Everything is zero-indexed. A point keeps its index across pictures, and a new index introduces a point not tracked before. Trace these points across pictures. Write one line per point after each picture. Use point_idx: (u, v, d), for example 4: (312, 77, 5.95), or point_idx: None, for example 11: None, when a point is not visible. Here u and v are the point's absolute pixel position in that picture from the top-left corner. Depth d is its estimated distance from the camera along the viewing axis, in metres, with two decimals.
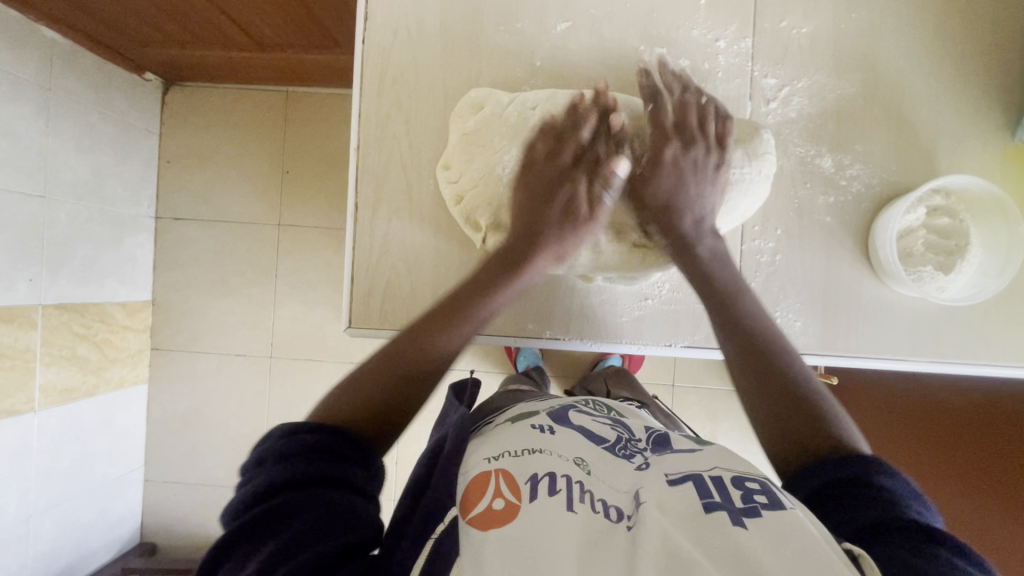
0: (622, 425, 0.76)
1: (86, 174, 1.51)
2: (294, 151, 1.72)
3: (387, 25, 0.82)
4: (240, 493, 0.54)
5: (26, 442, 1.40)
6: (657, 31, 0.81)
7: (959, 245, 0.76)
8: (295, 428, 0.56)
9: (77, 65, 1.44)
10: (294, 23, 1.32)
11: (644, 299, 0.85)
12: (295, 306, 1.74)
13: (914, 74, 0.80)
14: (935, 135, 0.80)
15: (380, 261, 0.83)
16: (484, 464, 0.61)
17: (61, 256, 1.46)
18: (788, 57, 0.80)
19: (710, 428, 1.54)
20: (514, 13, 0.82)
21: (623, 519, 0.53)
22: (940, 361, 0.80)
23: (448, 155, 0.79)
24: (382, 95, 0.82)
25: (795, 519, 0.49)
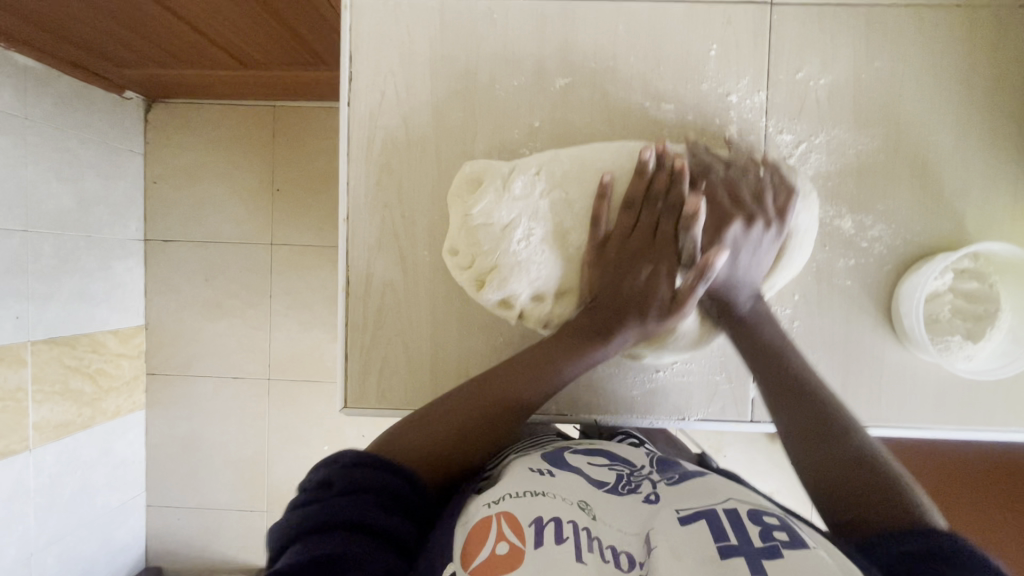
0: (621, 462, 0.71)
1: (70, 203, 1.46)
2: (285, 170, 1.66)
3: (375, 84, 0.77)
4: (293, 510, 0.53)
5: (23, 481, 1.38)
6: (666, 84, 0.76)
7: (988, 310, 0.73)
8: (366, 458, 0.57)
9: (51, 90, 1.38)
10: (277, 40, 1.26)
11: (655, 372, 0.81)
12: (293, 329, 1.70)
13: (939, 127, 0.76)
14: (959, 191, 0.76)
15: (375, 337, 0.79)
16: (484, 511, 0.56)
17: (48, 290, 1.42)
18: (805, 112, 0.76)
19: (717, 439, 1.60)
20: (513, 65, 0.77)
21: (635, 567, 0.49)
22: (965, 428, 0.77)
23: (452, 239, 0.74)
24: (371, 160, 0.78)
25: (818, 558, 0.46)
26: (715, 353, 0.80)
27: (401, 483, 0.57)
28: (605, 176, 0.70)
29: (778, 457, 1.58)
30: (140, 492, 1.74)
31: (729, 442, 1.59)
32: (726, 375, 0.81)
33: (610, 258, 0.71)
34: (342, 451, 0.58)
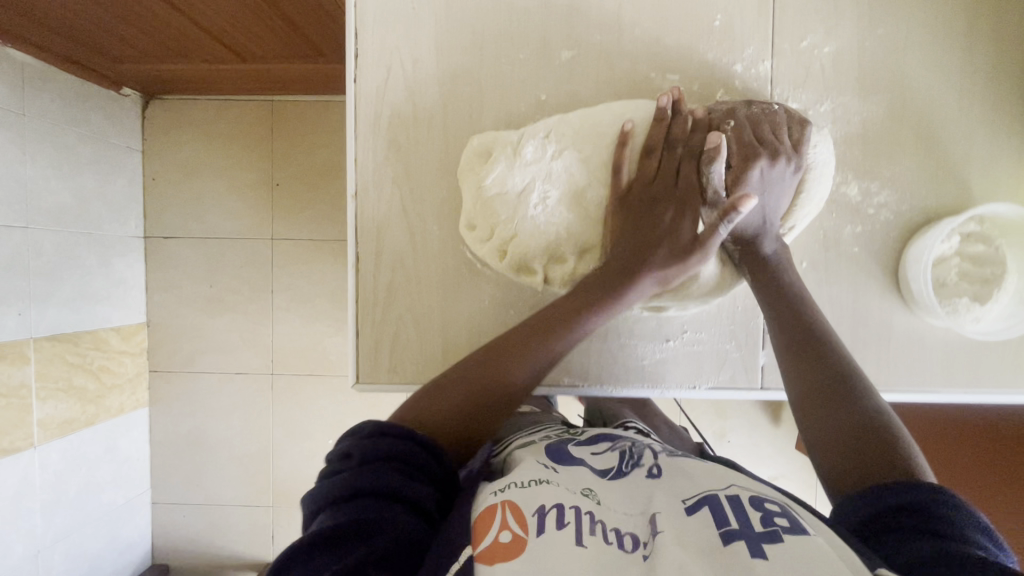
0: (622, 444, 0.73)
1: (70, 199, 1.46)
2: (286, 164, 1.66)
3: (380, 61, 0.77)
4: (319, 482, 0.54)
5: (28, 478, 1.38)
6: (670, 56, 0.77)
7: (994, 273, 0.74)
8: (386, 428, 0.57)
9: (48, 86, 1.38)
10: (276, 32, 1.26)
11: (666, 341, 0.82)
12: (296, 322, 1.70)
13: (942, 93, 0.76)
14: (964, 158, 0.76)
15: (386, 312, 0.79)
16: (489, 497, 0.55)
17: (49, 287, 1.42)
18: (809, 80, 0.76)
19: (720, 425, 1.61)
20: (517, 40, 0.77)
21: (639, 548, 0.49)
22: (973, 391, 0.77)
23: (469, 213, 0.76)
24: (378, 136, 0.78)
25: (814, 543, 0.46)
26: (725, 320, 0.81)
27: (422, 449, 0.57)
28: (626, 124, 0.72)
29: (780, 441, 1.59)
30: (145, 490, 1.74)
31: (733, 427, 1.61)
32: (735, 343, 0.81)
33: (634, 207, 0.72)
34: (362, 422, 0.58)
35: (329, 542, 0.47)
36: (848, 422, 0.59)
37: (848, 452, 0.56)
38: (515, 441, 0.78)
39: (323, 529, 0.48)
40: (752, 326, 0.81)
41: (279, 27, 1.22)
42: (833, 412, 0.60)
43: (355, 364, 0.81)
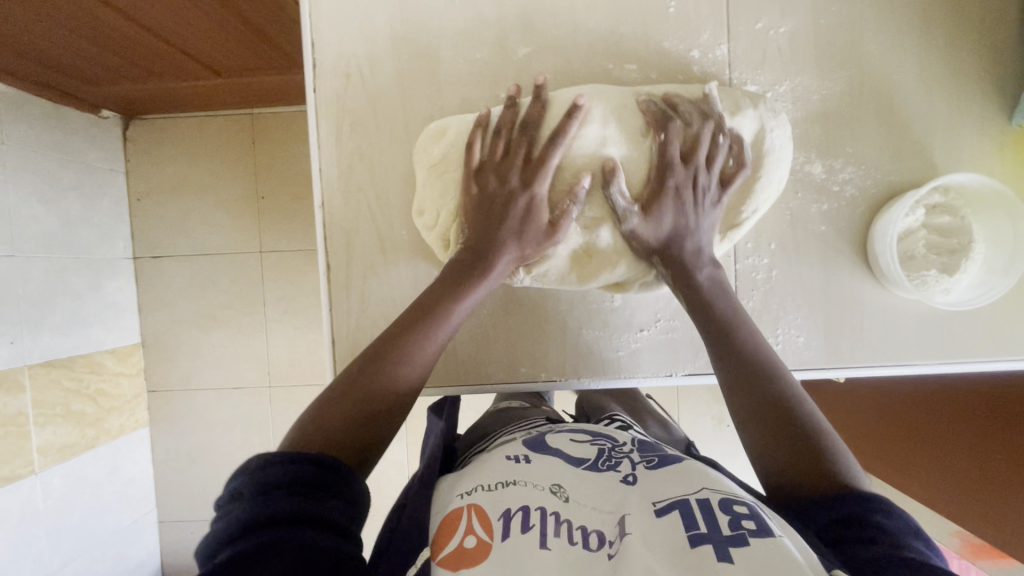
0: (604, 438, 0.77)
1: (54, 226, 1.46)
2: (268, 176, 1.66)
3: (339, 68, 0.77)
4: (214, 526, 0.50)
5: (31, 505, 1.39)
6: (628, 45, 0.77)
7: (961, 243, 0.73)
8: (278, 455, 0.53)
9: (25, 114, 1.37)
10: (248, 46, 1.26)
11: (639, 331, 0.82)
12: (289, 333, 1.71)
13: (901, 66, 0.76)
14: (926, 128, 0.77)
15: (360, 319, 0.80)
16: (457, 501, 0.62)
17: (40, 314, 1.42)
18: (767, 61, 0.76)
19: (718, 410, 1.63)
20: (474, 39, 0.77)
21: (604, 548, 0.53)
22: (948, 361, 0.78)
23: (420, 199, 0.75)
24: (341, 143, 0.78)
25: (780, 545, 0.48)
26: None
27: (325, 467, 0.54)
28: (517, 87, 0.71)
29: None
30: (151, 508, 1.75)
31: None
32: None
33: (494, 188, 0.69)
34: (251, 458, 0.54)
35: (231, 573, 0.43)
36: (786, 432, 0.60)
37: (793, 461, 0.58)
38: (497, 440, 0.82)
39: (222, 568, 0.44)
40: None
41: (249, 40, 1.22)
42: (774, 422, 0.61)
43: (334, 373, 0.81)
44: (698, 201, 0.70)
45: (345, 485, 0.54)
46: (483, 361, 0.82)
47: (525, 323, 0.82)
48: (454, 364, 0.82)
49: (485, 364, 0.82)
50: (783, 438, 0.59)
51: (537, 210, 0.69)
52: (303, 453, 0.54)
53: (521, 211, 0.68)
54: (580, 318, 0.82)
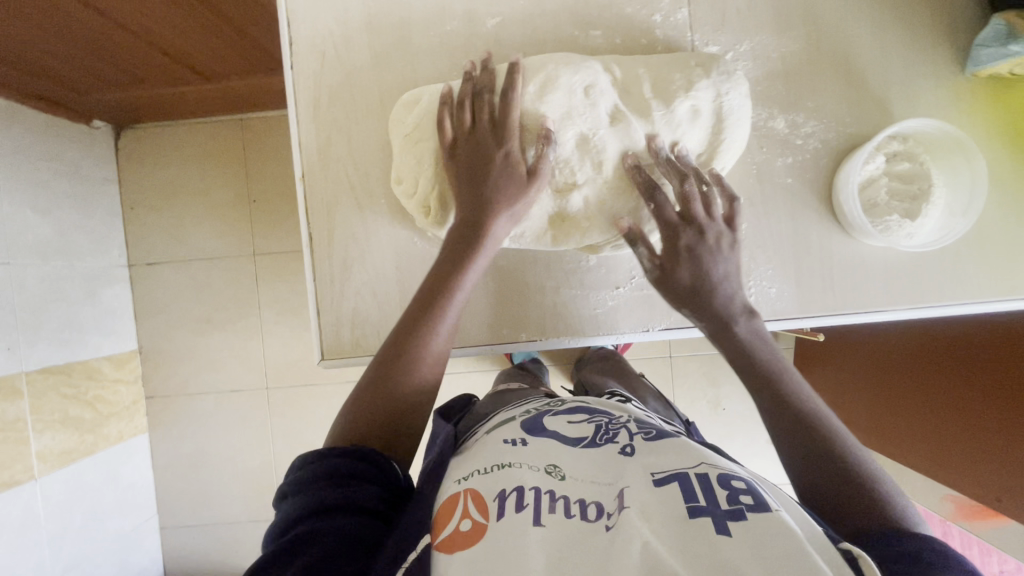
0: (599, 414, 0.76)
1: (50, 233, 1.47)
2: (259, 178, 1.69)
3: (314, 47, 0.80)
4: (274, 515, 0.56)
5: (32, 510, 1.40)
6: (592, 14, 0.79)
7: (921, 189, 0.76)
8: (321, 452, 0.59)
9: (19, 122, 1.39)
10: (235, 48, 1.28)
11: (615, 288, 0.84)
12: (284, 333, 1.72)
13: (857, 23, 0.79)
14: (883, 81, 0.79)
15: (342, 291, 0.81)
16: (454, 488, 0.60)
17: (37, 321, 1.43)
18: (727, 23, 0.79)
19: (714, 394, 1.64)
20: (444, 13, 0.79)
21: (601, 519, 0.53)
22: (917, 306, 0.80)
23: (399, 167, 0.78)
24: (318, 119, 0.80)
25: (779, 520, 0.50)
26: None
27: (360, 459, 0.59)
28: (470, 63, 0.75)
29: None
30: (152, 515, 1.75)
31: (726, 394, 1.64)
32: None
33: (464, 152, 0.72)
34: (299, 456, 0.60)
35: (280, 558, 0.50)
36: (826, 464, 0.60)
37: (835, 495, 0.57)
38: (496, 418, 0.82)
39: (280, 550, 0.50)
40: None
41: (235, 41, 1.24)
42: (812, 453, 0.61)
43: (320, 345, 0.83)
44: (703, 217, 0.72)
45: (378, 470, 0.59)
46: (464, 326, 0.83)
47: (503, 287, 0.83)
48: None
49: (466, 328, 0.83)
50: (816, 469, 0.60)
51: (515, 170, 0.71)
52: (336, 449, 0.60)
53: (500, 165, 0.71)
54: (555, 278, 0.84)
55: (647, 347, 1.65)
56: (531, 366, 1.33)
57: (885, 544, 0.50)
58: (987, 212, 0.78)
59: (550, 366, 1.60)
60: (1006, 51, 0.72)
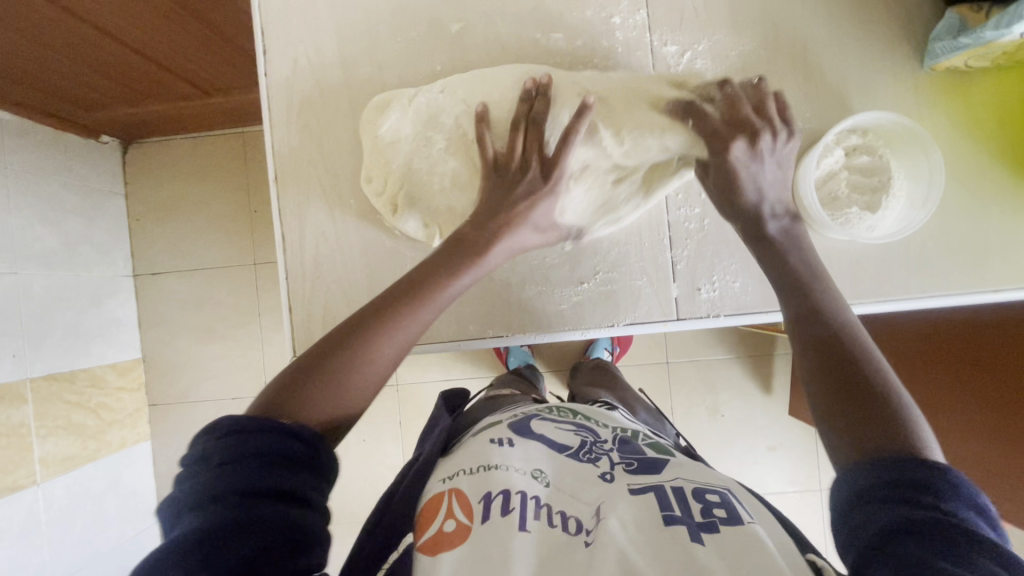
0: (586, 429, 0.73)
1: (56, 244, 1.52)
2: (258, 189, 1.73)
3: (287, 55, 0.83)
4: (180, 487, 0.49)
5: (33, 515, 1.42)
6: (554, 17, 0.82)
7: (881, 181, 0.77)
8: (247, 422, 0.52)
9: (28, 138, 1.45)
10: (230, 63, 1.32)
11: (580, 284, 0.85)
12: (282, 341, 1.74)
13: (813, 20, 0.80)
14: (840, 76, 0.80)
15: (316, 289, 0.83)
16: (439, 487, 0.60)
17: (42, 329, 1.48)
18: (685, 23, 0.81)
19: (711, 399, 1.62)
20: (410, 20, 0.82)
21: (581, 533, 0.52)
22: (885, 299, 0.80)
23: (368, 167, 0.80)
24: (291, 124, 0.83)
25: (749, 532, 0.49)
26: (635, 258, 0.84)
27: (300, 442, 0.53)
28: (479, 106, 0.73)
29: (774, 411, 1.61)
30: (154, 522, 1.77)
31: (724, 400, 1.62)
32: (647, 278, 0.84)
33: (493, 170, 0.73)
34: (221, 418, 0.53)
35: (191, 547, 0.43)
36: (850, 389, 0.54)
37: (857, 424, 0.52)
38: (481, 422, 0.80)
39: (186, 543, 0.44)
40: (659, 262, 0.84)
41: (230, 56, 1.28)
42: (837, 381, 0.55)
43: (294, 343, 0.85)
44: (745, 161, 0.73)
45: (306, 448, 0.53)
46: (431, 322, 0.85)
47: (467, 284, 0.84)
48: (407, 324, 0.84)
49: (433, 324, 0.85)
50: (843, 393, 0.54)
51: (540, 204, 0.73)
52: (279, 423, 0.53)
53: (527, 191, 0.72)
54: (518, 276, 0.84)
55: (643, 353, 1.64)
56: (526, 373, 1.32)
57: (888, 481, 0.46)
58: (949, 203, 0.79)
59: (545, 372, 1.60)
60: (956, 43, 0.72)
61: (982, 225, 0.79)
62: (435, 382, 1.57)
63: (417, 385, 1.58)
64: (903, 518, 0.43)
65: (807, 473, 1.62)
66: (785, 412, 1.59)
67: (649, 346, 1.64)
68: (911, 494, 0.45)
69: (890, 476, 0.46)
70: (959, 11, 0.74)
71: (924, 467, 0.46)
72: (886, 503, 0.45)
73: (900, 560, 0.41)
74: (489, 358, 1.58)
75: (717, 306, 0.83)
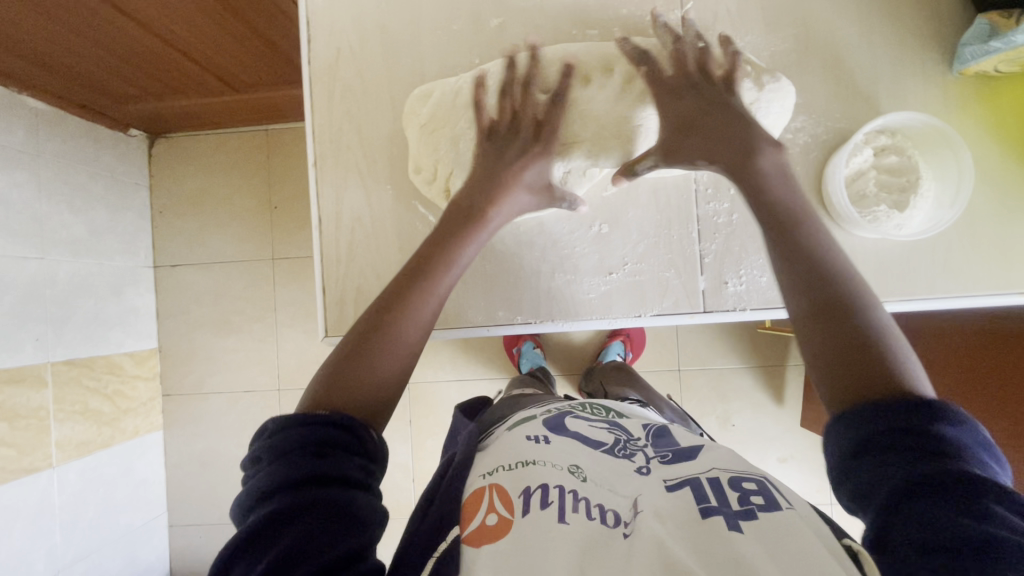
0: (619, 428, 0.74)
1: (83, 231, 1.55)
2: (280, 185, 1.75)
3: (330, 44, 0.86)
4: (241, 489, 0.51)
5: (47, 498, 1.44)
6: (590, 15, 0.84)
7: (910, 180, 0.78)
8: (288, 419, 0.53)
9: (61, 127, 1.49)
10: (260, 59, 1.34)
11: (609, 274, 0.86)
12: (298, 336, 1.76)
13: (845, 22, 0.82)
14: (871, 78, 0.82)
15: (348, 271, 0.86)
16: (479, 481, 0.60)
17: (65, 315, 1.50)
18: (719, 24, 0.83)
19: (723, 409, 1.62)
20: (450, 14, 0.85)
21: (620, 525, 0.53)
22: (910, 299, 0.81)
23: (417, 158, 0.82)
24: (331, 111, 0.86)
25: (789, 518, 0.50)
26: (665, 251, 0.85)
27: (343, 430, 0.53)
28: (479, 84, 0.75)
29: (786, 422, 1.60)
30: (162, 512, 1.78)
31: (736, 410, 1.62)
32: (676, 271, 0.85)
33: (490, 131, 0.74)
34: (267, 421, 0.54)
35: (249, 547, 0.45)
36: (852, 352, 0.53)
37: (862, 385, 0.51)
38: (515, 417, 0.80)
39: (245, 537, 0.46)
40: (689, 254, 0.85)
41: (262, 53, 1.31)
42: (839, 346, 0.54)
43: (324, 322, 0.87)
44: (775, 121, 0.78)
45: (356, 439, 0.54)
46: (462, 304, 0.87)
47: (502, 267, 0.87)
48: None
49: (463, 306, 0.87)
50: (851, 357, 0.53)
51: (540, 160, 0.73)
52: (316, 415, 0.53)
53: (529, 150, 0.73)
54: (549, 263, 0.86)
55: (656, 358, 1.64)
56: (539, 374, 1.31)
57: (898, 429, 0.47)
58: (977, 208, 0.80)
59: (556, 374, 1.60)
60: (987, 48, 0.74)
61: (1009, 232, 0.79)
62: (447, 381, 1.59)
63: (429, 385, 1.59)
64: (919, 473, 0.44)
65: (816, 486, 1.61)
66: (797, 425, 1.58)
67: (662, 352, 1.64)
68: (922, 442, 0.46)
69: (898, 424, 0.48)
70: (989, 16, 0.75)
71: (928, 413, 0.48)
72: (901, 458, 0.46)
73: (918, 517, 0.43)
74: (502, 358, 1.59)
75: (743, 300, 0.84)
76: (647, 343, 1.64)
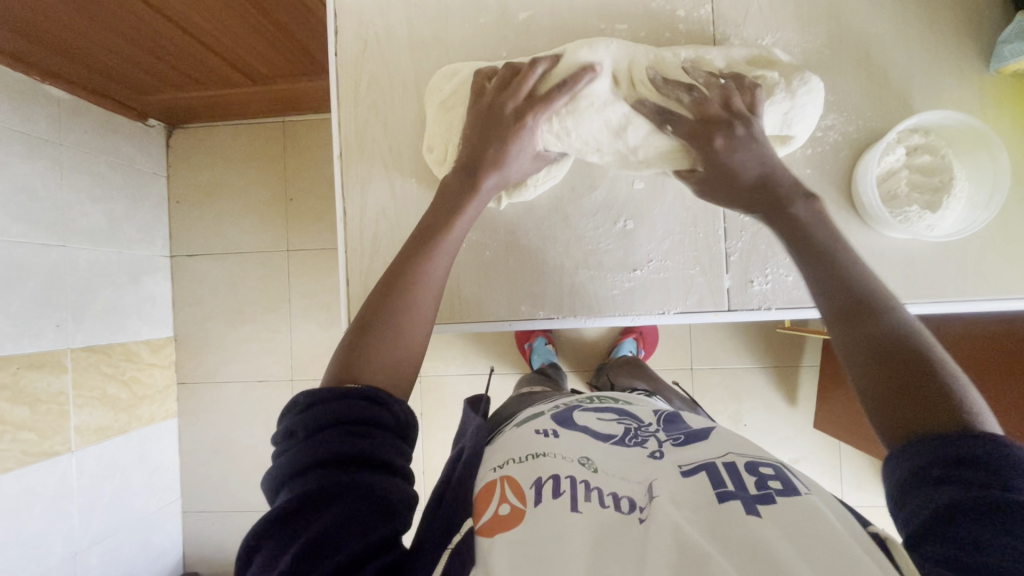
0: (629, 417, 0.74)
1: (102, 220, 1.57)
2: (297, 177, 1.76)
3: (357, 36, 0.86)
4: (272, 463, 0.51)
5: (67, 481, 1.46)
6: (618, 9, 0.83)
7: (942, 180, 0.77)
8: (326, 393, 0.53)
9: (83, 116, 1.50)
10: (282, 52, 1.34)
11: (632, 271, 0.85)
12: (312, 327, 1.77)
13: (879, 18, 0.80)
14: (904, 76, 0.81)
15: (371, 263, 0.86)
16: (490, 475, 0.60)
17: (84, 302, 1.52)
18: (750, 20, 0.82)
19: (735, 408, 1.61)
20: (478, 7, 0.84)
21: (634, 511, 0.53)
22: (939, 301, 0.81)
23: (431, 137, 0.82)
24: (357, 103, 0.86)
25: (810, 502, 0.50)
26: (689, 249, 0.85)
27: (380, 407, 0.54)
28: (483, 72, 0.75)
29: (798, 424, 1.59)
30: (175, 498, 1.80)
31: (748, 410, 1.61)
32: (700, 269, 0.85)
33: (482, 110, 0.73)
34: (301, 395, 0.54)
35: (282, 522, 0.46)
36: (894, 375, 0.50)
37: (906, 412, 0.48)
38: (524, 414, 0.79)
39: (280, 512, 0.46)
40: (714, 252, 0.85)
41: (284, 46, 1.31)
42: (881, 369, 0.51)
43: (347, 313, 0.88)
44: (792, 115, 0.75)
45: (396, 416, 0.55)
46: (485, 301, 0.87)
47: (526, 261, 0.87)
48: (452, 302, 0.87)
49: (486, 302, 0.87)
50: (895, 382, 0.50)
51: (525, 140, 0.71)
52: (352, 389, 0.54)
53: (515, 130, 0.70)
54: (573, 258, 0.86)
55: (669, 357, 1.64)
56: (550, 371, 1.31)
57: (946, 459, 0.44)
58: (1008, 210, 0.79)
59: (568, 370, 1.60)
60: None
61: None
62: (458, 375, 1.59)
63: (441, 378, 1.60)
64: (962, 499, 0.42)
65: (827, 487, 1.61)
66: (810, 426, 1.58)
67: (675, 350, 1.63)
68: (969, 471, 0.43)
69: (945, 455, 0.44)
70: None
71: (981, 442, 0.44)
72: (943, 487, 0.43)
73: (959, 541, 0.41)
74: (514, 353, 1.59)
75: (768, 299, 0.84)
76: (660, 342, 1.63)
